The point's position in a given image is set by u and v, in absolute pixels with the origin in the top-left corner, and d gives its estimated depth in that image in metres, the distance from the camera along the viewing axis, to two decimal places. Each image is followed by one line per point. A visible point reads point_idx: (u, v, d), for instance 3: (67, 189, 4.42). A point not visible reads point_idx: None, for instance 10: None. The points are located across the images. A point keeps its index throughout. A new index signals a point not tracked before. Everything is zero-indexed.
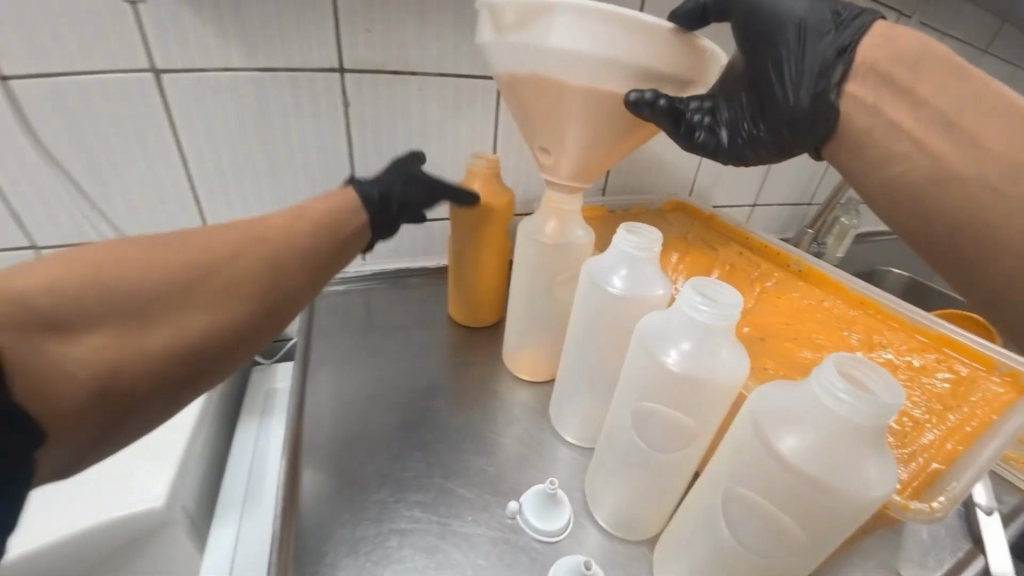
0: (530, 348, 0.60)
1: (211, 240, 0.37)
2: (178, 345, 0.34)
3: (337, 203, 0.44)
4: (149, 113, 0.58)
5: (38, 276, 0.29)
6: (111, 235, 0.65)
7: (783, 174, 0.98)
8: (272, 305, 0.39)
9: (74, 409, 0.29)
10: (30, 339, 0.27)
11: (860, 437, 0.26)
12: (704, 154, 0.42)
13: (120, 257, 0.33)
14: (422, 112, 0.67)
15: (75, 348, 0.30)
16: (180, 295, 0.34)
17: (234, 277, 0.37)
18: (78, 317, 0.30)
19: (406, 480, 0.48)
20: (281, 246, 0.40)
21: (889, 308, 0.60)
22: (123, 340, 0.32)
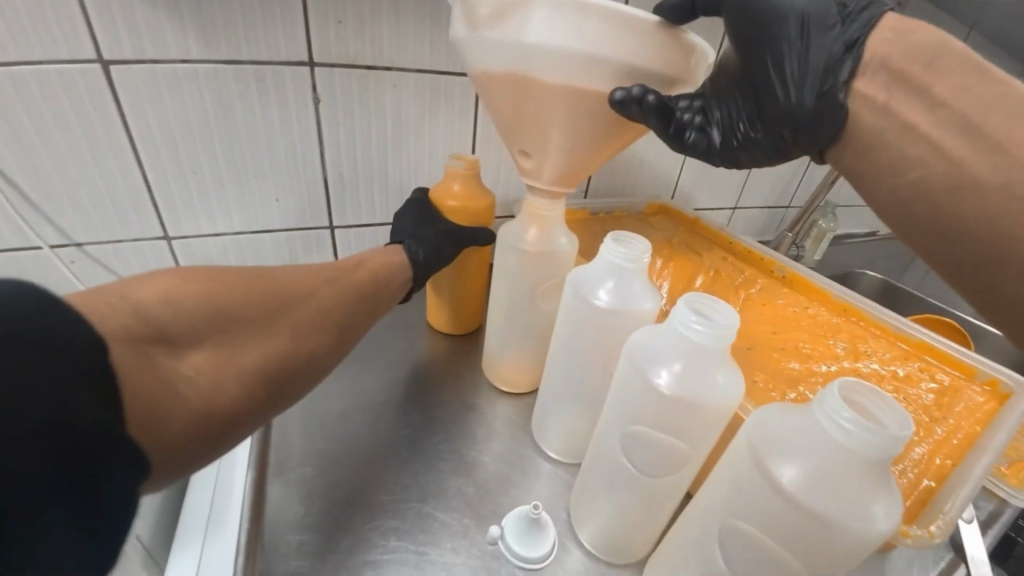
0: (511, 358, 0.58)
1: (293, 276, 0.43)
2: (265, 369, 0.38)
3: (382, 255, 0.53)
4: (98, 107, 0.53)
5: (158, 291, 0.33)
6: (55, 239, 0.60)
7: (763, 178, 0.98)
8: (332, 337, 0.43)
9: (178, 426, 0.31)
10: (148, 352, 0.31)
11: (867, 469, 0.25)
12: (695, 156, 0.40)
13: (223, 279, 0.37)
14: (397, 111, 0.64)
15: (182, 364, 0.33)
16: (268, 320, 0.39)
17: (313, 310, 0.42)
18: (189, 333, 0.34)
19: (382, 504, 0.45)
20: (349, 288, 0.47)
21: (872, 315, 0.59)
22: (220, 360, 0.35)
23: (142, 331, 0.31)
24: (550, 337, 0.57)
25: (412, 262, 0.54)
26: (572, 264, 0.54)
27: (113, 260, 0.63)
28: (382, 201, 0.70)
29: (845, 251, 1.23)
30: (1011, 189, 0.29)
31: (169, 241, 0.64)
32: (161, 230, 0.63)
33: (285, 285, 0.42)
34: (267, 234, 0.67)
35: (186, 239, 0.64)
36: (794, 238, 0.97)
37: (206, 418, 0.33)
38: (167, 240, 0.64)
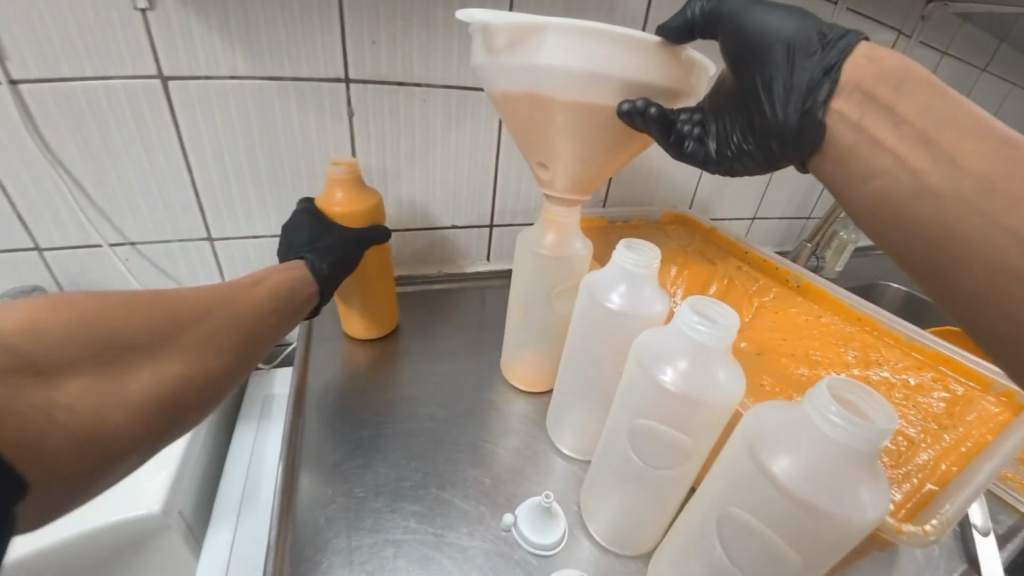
0: (526, 359, 0.61)
1: (181, 298, 0.42)
2: (153, 394, 0.37)
3: (281, 276, 0.52)
4: (155, 119, 0.59)
5: (22, 321, 0.31)
6: (113, 237, 0.66)
7: (782, 188, 0.99)
8: (228, 359, 0.43)
9: (57, 456, 0.30)
10: (18, 380, 0.29)
11: (846, 459, 0.27)
12: (693, 162, 0.43)
13: (101, 306, 0.36)
14: (425, 123, 0.68)
15: (59, 392, 0.31)
16: (153, 345, 0.38)
17: (205, 332, 0.42)
18: (63, 361, 0.32)
19: (403, 490, 0.48)
20: (247, 306, 0.46)
21: (887, 325, 0.60)
22: (100, 388, 0.34)
23: (12, 361, 0.29)
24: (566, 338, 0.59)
25: (316, 277, 0.54)
26: (587, 268, 0.56)
27: (162, 259, 0.69)
28: (407, 207, 0.74)
29: (869, 263, 1.22)
30: (964, 199, 0.30)
31: (212, 242, 0.69)
32: (205, 232, 0.68)
33: (176, 307, 0.41)
34: None
35: (227, 240, 0.69)
36: (813, 249, 0.97)
37: (88, 446, 0.32)
38: (210, 241, 0.69)
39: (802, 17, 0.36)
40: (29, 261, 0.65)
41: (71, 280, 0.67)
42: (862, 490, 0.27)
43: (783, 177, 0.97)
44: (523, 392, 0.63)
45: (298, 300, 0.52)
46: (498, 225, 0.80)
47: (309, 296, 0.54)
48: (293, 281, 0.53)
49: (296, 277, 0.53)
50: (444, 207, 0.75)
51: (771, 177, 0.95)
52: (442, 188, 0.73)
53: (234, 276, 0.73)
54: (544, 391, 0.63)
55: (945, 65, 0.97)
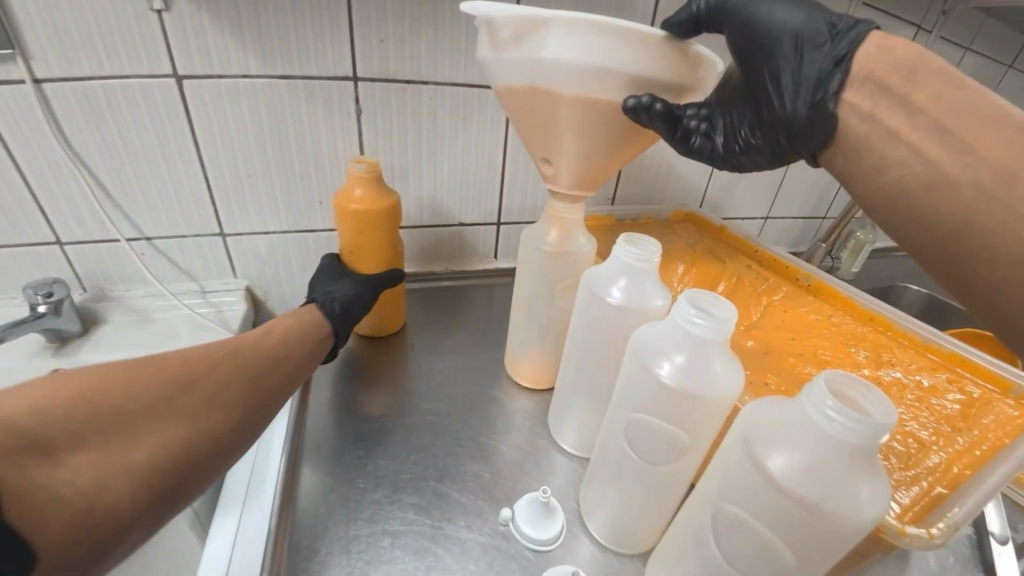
0: (531, 356, 0.61)
1: (190, 355, 0.40)
2: (163, 457, 0.34)
3: (292, 322, 0.51)
4: (171, 117, 0.61)
5: (21, 401, 0.30)
6: (131, 232, 0.68)
7: (796, 187, 0.97)
8: (245, 409, 0.41)
9: (57, 537, 0.28)
10: (17, 461, 0.27)
11: (843, 456, 0.26)
12: (701, 159, 0.43)
13: (105, 375, 0.34)
14: (432, 122, 0.68)
15: (60, 467, 0.29)
16: (161, 406, 0.35)
17: (215, 386, 0.40)
18: (64, 435, 0.30)
19: (403, 482, 0.49)
20: (256, 358, 0.44)
21: (900, 326, 0.58)
22: (106, 457, 0.31)
23: (11, 442, 0.27)
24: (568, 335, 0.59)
25: (331, 317, 0.55)
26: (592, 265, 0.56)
27: (176, 254, 0.71)
28: (415, 205, 0.74)
29: (886, 265, 1.19)
30: (982, 189, 0.30)
31: (223, 238, 0.71)
32: (217, 228, 0.70)
33: (187, 359, 0.39)
34: (313, 233, 0.74)
35: (238, 236, 0.71)
36: (827, 249, 0.95)
37: (88, 523, 0.29)
38: (222, 237, 0.71)
39: (809, 8, 0.35)
40: (50, 254, 0.67)
41: (90, 273, 0.70)
42: (860, 488, 0.26)
43: (798, 176, 0.95)
44: (526, 389, 0.63)
45: (312, 345, 0.51)
46: (505, 223, 0.80)
47: (322, 341, 0.53)
48: (304, 325, 0.52)
49: (307, 321, 0.53)
50: (452, 205, 0.76)
51: (784, 176, 0.94)
52: (449, 187, 0.74)
53: (245, 272, 0.75)
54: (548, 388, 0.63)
55: (967, 60, 0.95)
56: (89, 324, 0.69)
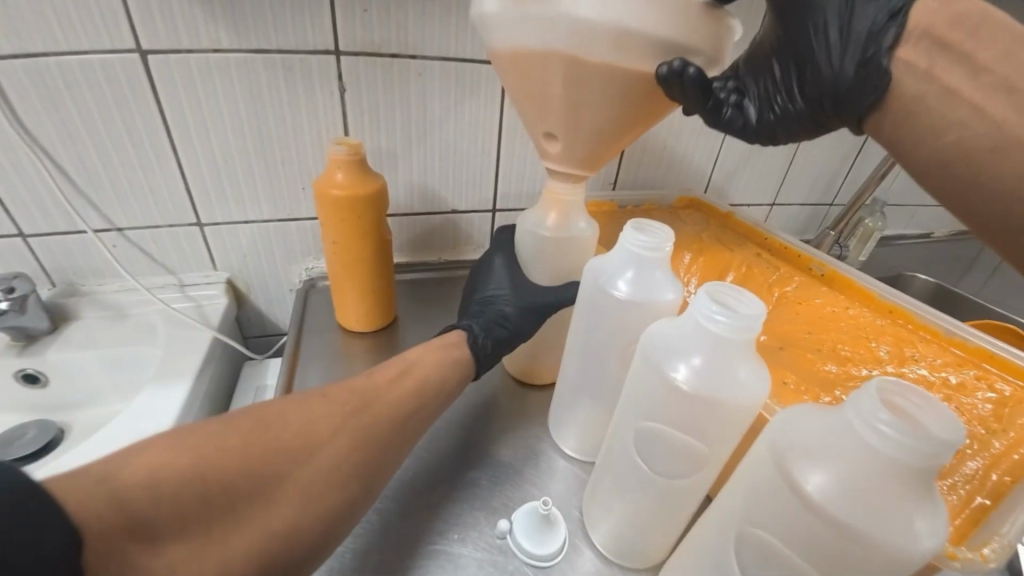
0: (536, 351, 0.57)
1: (311, 419, 0.37)
2: (259, 547, 0.31)
3: (431, 352, 0.47)
4: (137, 98, 0.55)
5: (150, 463, 0.29)
6: (98, 224, 0.63)
7: (807, 171, 0.92)
8: (362, 482, 0.37)
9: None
10: (120, 548, 0.26)
11: (886, 478, 0.22)
12: (731, 132, 0.40)
13: (224, 442, 0.32)
14: (423, 101, 0.63)
15: (157, 556, 0.28)
16: (267, 483, 0.33)
17: (324, 467, 0.35)
18: (171, 516, 0.28)
19: (393, 491, 0.45)
20: (365, 423, 0.39)
21: (922, 319, 0.54)
22: (208, 542, 0.30)
23: (120, 523, 0.26)
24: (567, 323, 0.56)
25: (480, 354, 0.50)
26: (594, 246, 0.52)
27: (150, 245, 0.66)
28: (405, 190, 0.70)
29: (892, 254, 1.15)
30: None
31: (201, 228, 0.66)
32: (194, 217, 0.65)
33: (306, 417, 0.37)
34: (296, 222, 0.69)
35: (217, 225, 0.66)
36: (836, 237, 0.91)
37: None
38: (200, 226, 0.66)
39: None
40: (14, 247, 0.62)
41: (58, 267, 0.65)
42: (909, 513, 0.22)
43: (808, 159, 0.90)
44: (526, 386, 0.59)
45: (448, 387, 0.47)
46: (501, 210, 0.76)
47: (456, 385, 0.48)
48: (445, 360, 0.47)
49: (446, 344, 0.49)
50: (444, 190, 0.71)
51: (794, 158, 0.89)
52: (442, 171, 0.69)
53: (225, 264, 0.70)
54: (547, 385, 0.59)
55: None
56: (59, 321, 0.64)
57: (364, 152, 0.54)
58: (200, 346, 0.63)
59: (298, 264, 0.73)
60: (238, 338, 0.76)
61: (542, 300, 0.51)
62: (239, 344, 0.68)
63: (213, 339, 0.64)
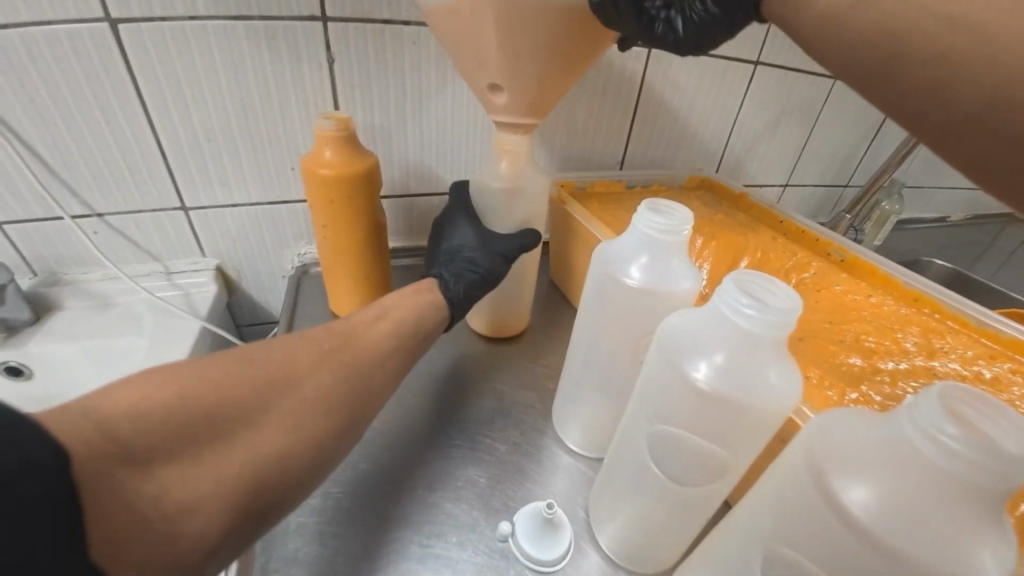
0: (507, 309, 0.58)
1: (292, 353, 0.35)
2: (257, 471, 0.30)
3: (404, 297, 0.47)
4: (108, 72, 0.51)
5: (130, 395, 0.26)
6: (77, 209, 0.59)
7: (823, 150, 0.88)
8: (351, 413, 0.36)
9: (128, 572, 0.23)
10: (113, 471, 0.23)
11: (943, 499, 0.20)
12: (666, 50, 0.35)
13: (205, 372, 0.30)
14: (416, 73, 0.59)
15: (149, 480, 0.25)
16: (256, 408, 0.31)
17: (311, 394, 0.34)
18: (160, 441, 0.26)
19: (388, 488, 0.43)
20: (347, 359, 0.38)
21: (950, 308, 0.50)
22: (201, 465, 0.27)
23: (108, 448, 0.24)
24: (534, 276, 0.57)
25: (451, 301, 0.49)
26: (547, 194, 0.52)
27: (133, 231, 0.62)
28: (400, 170, 0.66)
29: (905, 239, 1.11)
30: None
31: (185, 212, 0.62)
32: (177, 201, 0.61)
33: (285, 350, 0.35)
34: (286, 206, 0.65)
35: (202, 209, 0.62)
36: (852, 220, 0.87)
37: (174, 549, 0.25)
38: (184, 210, 0.62)
39: None
40: None
41: (38, 256, 0.62)
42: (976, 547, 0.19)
43: (824, 137, 0.86)
44: (524, 364, 0.57)
45: (425, 330, 0.46)
46: None
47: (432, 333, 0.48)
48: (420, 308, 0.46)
49: (422, 296, 0.48)
50: (440, 170, 0.67)
51: (810, 136, 0.84)
52: (438, 148, 0.65)
53: (213, 250, 0.67)
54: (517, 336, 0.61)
55: None
56: (42, 314, 0.61)
57: (354, 127, 0.50)
58: (189, 336, 0.60)
59: (290, 249, 0.69)
60: (229, 327, 0.73)
61: (509, 246, 0.51)
62: (230, 334, 0.65)
63: (203, 329, 0.61)
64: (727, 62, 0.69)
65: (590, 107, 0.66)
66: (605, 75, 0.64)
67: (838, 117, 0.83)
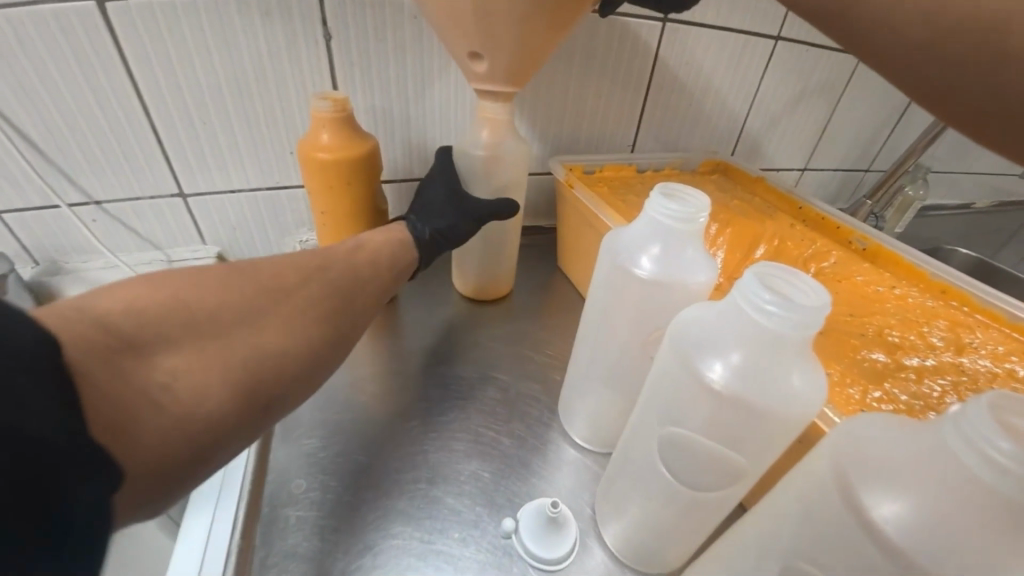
0: (486, 272, 0.60)
1: (283, 265, 0.35)
2: (258, 367, 0.30)
3: (389, 231, 0.47)
4: (98, 52, 0.49)
5: (121, 297, 0.27)
6: (74, 197, 0.58)
7: (844, 132, 0.83)
8: (346, 324, 0.37)
9: (140, 450, 0.24)
10: (113, 360, 0.24)
11: (992, 521, 0.18)
12: None
13: (197, 279, 0.31)
14: (418, 51, 0.56)
15: (151, 370, 0.26)
16: (252, 311, 0.31)
17: (305, 302, 0.35)
18: (157, 337, 0.27)
19: (390, 481, 0.42)
20: (339, 276, 0.38)
21: (980, 301, 0.48)
22: (203, 358, 0.28)
23: (104, 341, 0.24)
24: (514, 244, 0.59)
25: (418, 243, 0.49)
26: (527, 166, 0.53)
27: (132, 219, 0.61)
28: (402, 153, 0.64)
29: (926, 226, 1.06)
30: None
31: (184, 199, 0.61)
32: (176, 187, 0.60)
33: (276, 262, 0.35)
34: (286, 191, 0.63)
35: (201, 196, 0.61)
36: (873, 206, 0.83)
37: (184, 432, 0.26)
38: (183, 197, 0.60)
39: None
40: None
41: (38, 245, 0.61)
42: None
43: (847, 117, 0.81)
44: (528, 354, 0.56)
45: (404, 261, 0.46)
46: None
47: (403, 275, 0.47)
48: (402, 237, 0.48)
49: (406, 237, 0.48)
50: None
51: (832, 117, 0.80)
52: (442, 129, 0.63)
53: (214, 237, 0.65)
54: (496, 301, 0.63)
55: None
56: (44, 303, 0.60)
57: (352, 108, 0.48)
58: None
59: (291, 236, 0.67)
60: None
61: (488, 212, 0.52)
62: None
63: None
64: (746, 36, 0.65)
65: (600, 84, 0.63)
66: (617, 47, 0.60)
67: (862, 96, 0.79)
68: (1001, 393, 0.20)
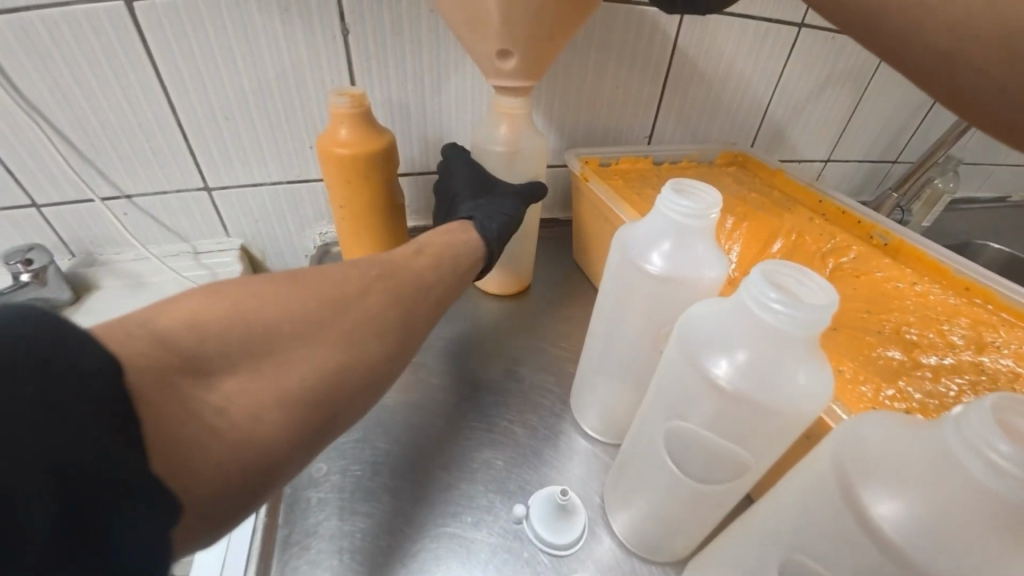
0: (501, 266, 0.60)
1: (340, 278, 0.36)
2: (314, 386, 0.31)
3: (441, 236, 0.46)
4: (127, 52, 0.51)
5: (186, 310, 0.29)
6: (106, 191, 0.60)
7: (871, 123, 0.81)
8: (401, 337, 0.37)
9: (206, 471, 0.26)
10: (171, 382, 0.26)
11: (996, 524, 0.18)
12: None
13: (262, 293, 0.32)
14: (434, 44, 0.57)
15: (212, 393, 0.27)
16: (309, 328, 0.32)
17: (360, 315, 0.35)
18: (217, 357, 0.28)
19: (411, 468, 0.43)
20: (394, 287, 0.38)
21: (1005, 299, 0.46)
22: (256, 380, 0.29)
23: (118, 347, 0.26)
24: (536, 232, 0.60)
25: (486, 239, 0.48)
26: (543, 158, 0.54)
27: (160, 212, 0.64)
28: (419, 146, 0.64)
29: (959, 219, 1.03)
30: None
31: (209, 193, 0.63)
32: (201, 181, 0.62)
33: (334, 275, 0.36)
34: (306, 184, 0.65)
35: (226, 189, 0.63)
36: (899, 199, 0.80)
37: (239, 458, 0.27)
38: (208, 190, 0.63)
39: None
40: (29, 218, 0.61)
41: (74, 237, 0.64)
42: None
43: (875, 107, 0.79)
44: (540, 345, 0.57)
45: (459, 274, 0.45)
46: None
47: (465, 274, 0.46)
48: (456, 239, 0.46)
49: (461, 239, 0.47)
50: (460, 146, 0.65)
51: (858, 107, 0.78)
52: (457, 123, 0.63)
53: (237, 230, 0.67)
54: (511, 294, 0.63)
55: None
56: (81, 292, 0.63)
57: (369, 102, 0.48)
58: None
59: (311, 230, 0.69)
60: None
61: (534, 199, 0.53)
62: None
63: None
64: (768, 25, 0.64)
65: (618, 74, 0.63)
66: (634, 37, 0.60)
67: (890, 85, 0.77)
68: (1004, 394, 0.20)
